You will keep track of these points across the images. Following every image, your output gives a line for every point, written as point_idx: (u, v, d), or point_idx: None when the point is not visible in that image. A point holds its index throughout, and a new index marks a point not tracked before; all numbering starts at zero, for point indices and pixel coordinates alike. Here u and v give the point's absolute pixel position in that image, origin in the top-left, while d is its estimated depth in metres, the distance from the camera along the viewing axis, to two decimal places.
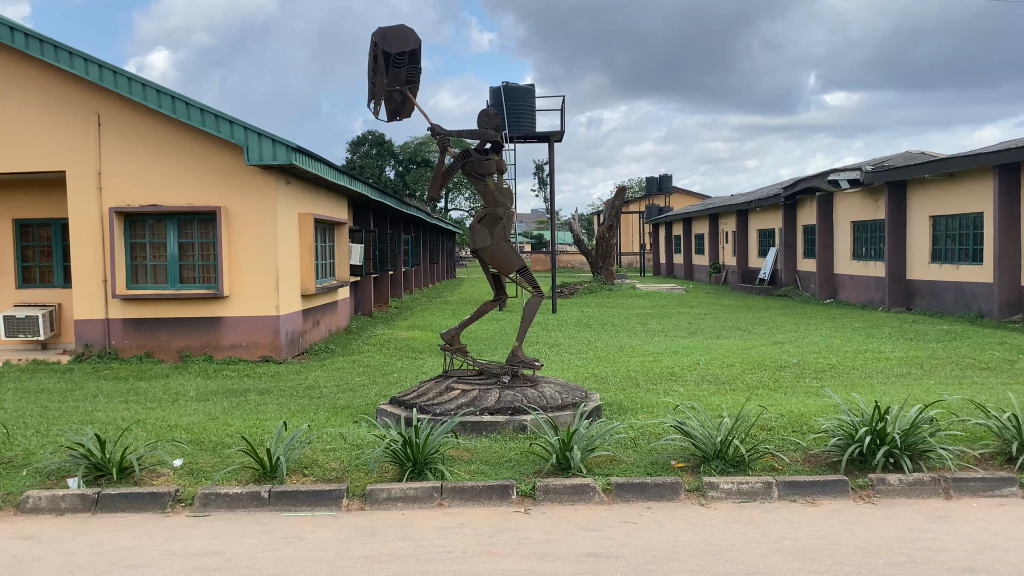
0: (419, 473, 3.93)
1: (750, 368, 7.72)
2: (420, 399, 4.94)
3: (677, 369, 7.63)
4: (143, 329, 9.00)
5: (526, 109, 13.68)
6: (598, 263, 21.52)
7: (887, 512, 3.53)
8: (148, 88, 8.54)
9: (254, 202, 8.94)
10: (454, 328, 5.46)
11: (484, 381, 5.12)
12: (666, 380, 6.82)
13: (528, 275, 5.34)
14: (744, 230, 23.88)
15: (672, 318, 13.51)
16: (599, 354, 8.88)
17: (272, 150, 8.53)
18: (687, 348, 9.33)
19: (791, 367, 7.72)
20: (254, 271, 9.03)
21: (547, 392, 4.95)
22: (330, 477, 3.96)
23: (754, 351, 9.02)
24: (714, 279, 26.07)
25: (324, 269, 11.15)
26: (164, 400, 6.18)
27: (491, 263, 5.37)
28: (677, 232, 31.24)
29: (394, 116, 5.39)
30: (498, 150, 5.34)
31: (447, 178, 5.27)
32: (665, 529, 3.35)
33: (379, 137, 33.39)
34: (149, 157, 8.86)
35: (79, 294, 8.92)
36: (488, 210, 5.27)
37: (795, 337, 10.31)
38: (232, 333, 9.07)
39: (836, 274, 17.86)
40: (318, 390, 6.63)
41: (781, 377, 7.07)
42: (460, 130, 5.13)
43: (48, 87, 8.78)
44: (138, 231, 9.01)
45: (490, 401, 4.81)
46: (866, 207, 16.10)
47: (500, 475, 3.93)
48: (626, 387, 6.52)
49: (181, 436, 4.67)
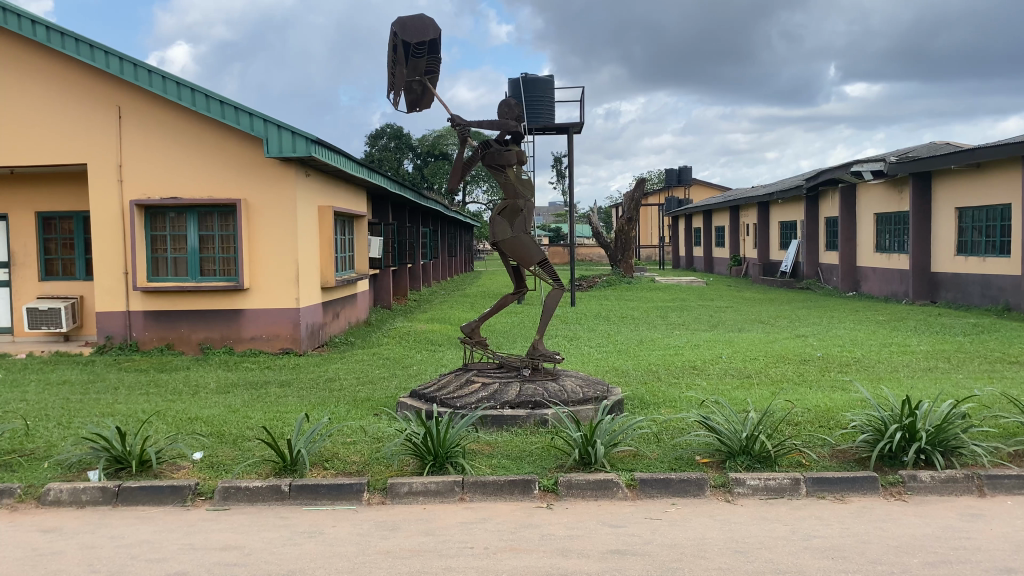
0: (440, 468, 3.90)
1: (773, 361, 7.63)
2: (440, 393, 4.90)
3: (699, 363, 7.54)
4: (164, 322, 9.03)
5: (545, 101, 13.62)
6: (617, 256, 21.41)
7: (919, 510, 3.45)
8: (168, 81, 8.55)
9: (273, 194, 8.94)
10: (474, 321, 5.41)
11: (505, 374, 5.07)
12: (688, 374, 6.74)
13: (549, 267, 5.26)
14: (765, 222, 23.68)
15: (693, 311, 13.40)
16: (620, 347, 8.81)
17: (291, 142, 8.52)
18: (709, 342, 9.24)
19: (815, 361, 7.62)
20: (275, 264, 9.03)
21: (569, 386, 4.89)
22: (351, 471, 3.93)
23: (777, 344, 8.92)
24: (734, 272, 25.88)
25: (344, 262, 11.14)
26: (184, 392, 6.18)
27: (511, 255, 5.30)
28: (697, 224, 31.03)
29: (413, 107, 5.37)
30: (518, 141, 5.27)
31: (467, 170, 5.23)
32: (691, 525, 3.29)
33: (397, 130, 33.48)
34: (169, 150, 8.88)
35: (100, 287, 8.97)
36: (508, 202, 5.21)
37: (819, 330, 10.18)
38: (252, 326, 9.08)
39: (859, 266, 17.65)
40: (338, 382, 6.61)
41: (805, 371, 6.98)
42: (481, 122, 5.06)
43: (70, 81, 8.81)
44: (159, 223, 9.04)
45: (510, 394, 4.75)
46: (890, 198, 15.89)
47: (522, 469, 3.88)
48: (648, 381, 6.45)
49: (201, 428, 4.66)
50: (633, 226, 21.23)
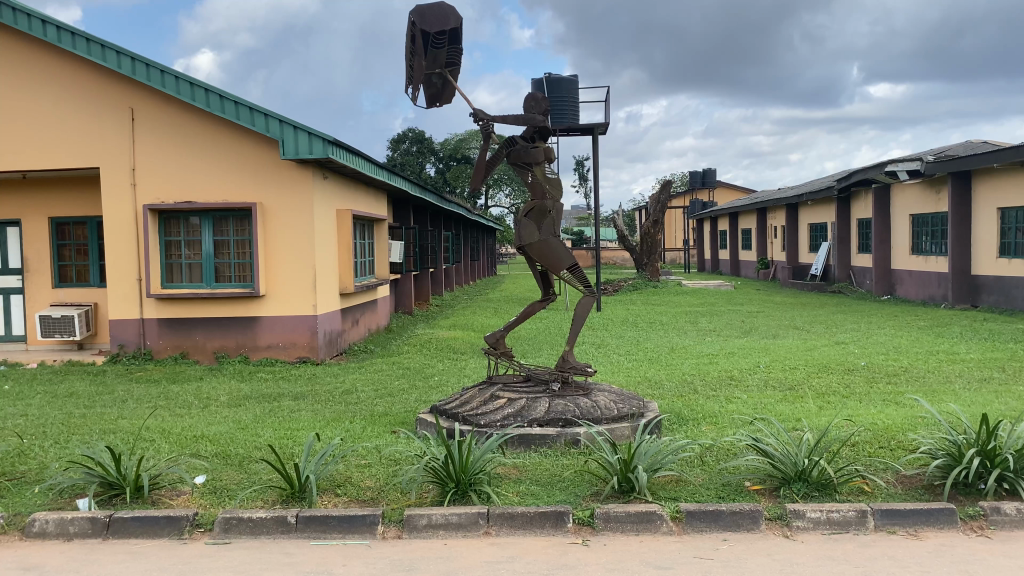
0: (462, 495, 3.54)
1: (815, 371, 7.19)
2: (462, 409, 4.54)
3: (736, 372, 7.12)
4: (178, 329, 8.76)
5: (569, 101, 13.26)
6: (642, 259, 20.94)
7: (1008, 549, 3.02)
8: (181, 81, 8.27)
9: (290, 196, 8.64)
10: (499, 330, 5.04)
11: (533, 389, 4.70)
12: (726, 386, 6.33)
13: (580, 273, 4.86)
14: (794, 224, 23.12)
15: (724, 316, 12.94)
16: (650, 355, 8.40)
17: (308, 144, 8.21)
18: (743, 349, 8.80)
19: (860, 371, 7.16)
20: (292, 270, 8.72)
21: (602, 401, 4.51)
22: (365, 498, 3.59)
23: (816, 352, 8.47)
24: (762, 276, 25.34)
25: (363, 267, 10.83)
26: (194, 406, 5.87)
27: (537, 260, 4.92)
28: (722, 227, 30.51)
29: (433, 102, 5.03)
30: (545, 137, 4.91)
31: (490, 171, 4.85)
32: (748, 567, 2.89)
33: (418, 133, 33.27)
34: (183, 153, 8.60)
35: (114, 294, 8.71)
36: (535, 203, 4.85)
37: (858, 337, 9.71)
38: (268, 334, 8.78)
39: (893, 269, 17.09)
40: (355, 394, 6.27)
41: (851, 382, 6.54)
42: (506, 117, 4.70)
43: (81, 82, 8.57)
44: (173, 228, 8.78)
45: (539, 411, 4.37)
46: (927, 199, 15.35)
47: (553, 498, 3.51)
48: (684, 393, 6.05)
49: (207, 448, 4.34)
50: (658, 228, 20.80)
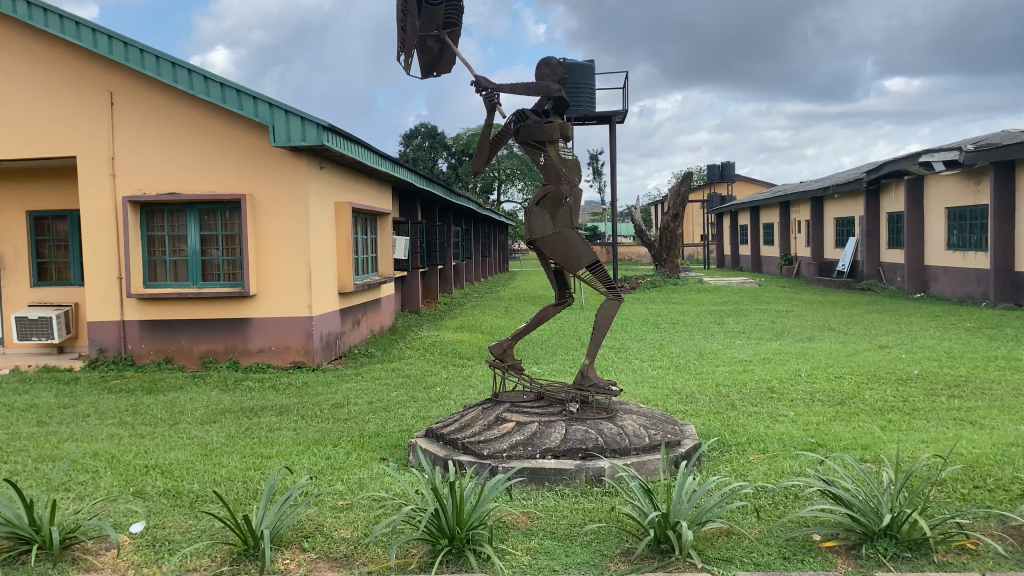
0: (458, 556, 2.81)
1: (865, 381, 6.37)
2: (462, 435, 3.81)
3: (775, 383, 6.34)
4: (162, 332, 8.07)
5: (585, 88, 12.49)
6: (662, 255, 20.09)
7: None
8: (162, 61, 7.57)
9: (282, 187, 7.92)
10: (506, 339, 4.30)
11: (547, 410, 3.96)
12: (768, 401, 5.57)
13: (603, 272, 4.07)
14: (819, 219, 22.23)
15: (751, 316, 12.12)
16: (677, 361, 7.61)
17: (300, 130, 7.45)
18: (780, 355, 8.00)
19: (916, 381, 6.35)
20: (286, 268, 8.01)
21: (630, 427, 3.77)
22: (337, 558, 2.87)
23: (860, 358, 7.67)
24: (785, 272, 24.45)
25: (365, 264, 10.12)
26: (163, 423, 5.18)
27: (552, 257, 4.14)
28: (743, 221, 29.59)
29: (428, 72, 4.30)
30: (562, 110, 4.18)
31: (497, 150, 4.16)
32: None
33: (431, 129, 32.57)
34: (167, 139, 7.90)
35: (93, 293, 8.03)
36: (550, 188, 4.10)
37: (903, 340, 8.89)
38: (260, 337, 8.08)
39: (927, 265, 16.20)
40: (347, 409, 5.55)
41: (909, 395, 5.75)
42: (514, 85, 3.95)
43: (57, 63, 7.88)
44: (157, 222, 8.08)
45: (554, 440, 3.63)
46: (965, 191, 14.45)
47: (572, 558, 2.78)
48: (719, 409, 5.29)
49: (156, 483, 3.63)
50: (678, 223, 19.80)
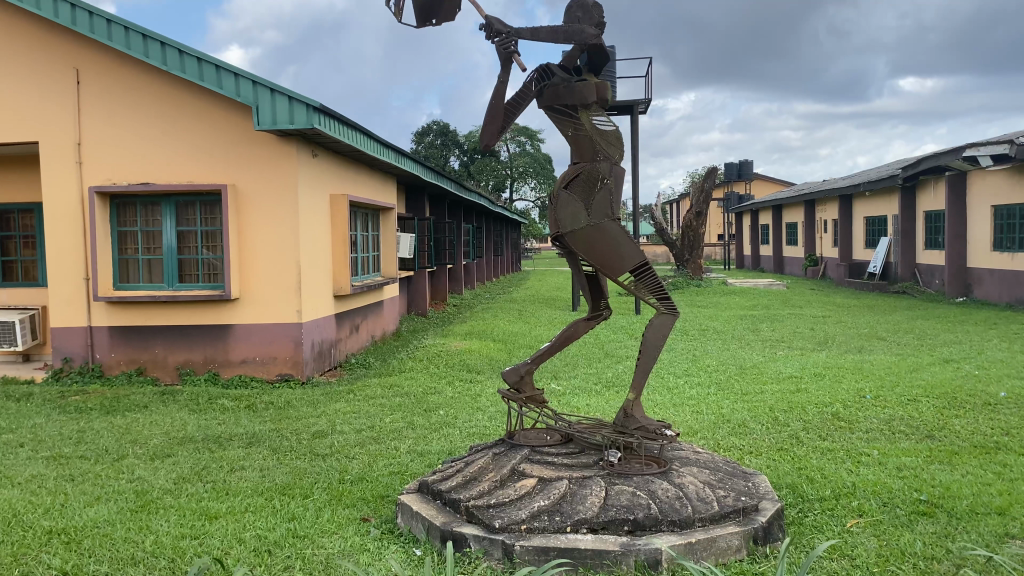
0: None
1: (946, 407, 5.34)
2: (468, 494, 2.84)
3: (839, 407, 5.34)
4: (134, 340, 7.15)
5: None
6: (684, 255, 19.06)
7: None
8: (131, 33, 6.62)
9: (269, 176, 6.98)
10: (523, 363, 3.34)
11: (578, 461, 3.00)
12: (837, 434, 4.57)
13: (653, 279, 3.11)
14: (848, 218, 21.13)
15: (787, 322, 11.09)
16: (716, 378, 6.61)
17: (288, 111, 6.49)
18: (832, 370, 6.98)
19: (1009, 407, 5.31)
20: (273, 268, 7.08)
21: (692, 488, 2.81)
22: None
23: (928, 374, 6.64)
24: (810, 273, 23.38)
25: (366, 264, 9.20)
26: (104, 458, 4.26)
27: (586, 259, 3.18)
28: (764, 220, 28.47)
29: (426, 20, 3.36)
30: (597, 67, 3.27)
31: (513, 118, 3.25)
32: None
33: (444, 126, 31.68)
34: (139, 122, 6.98)
35: (57, 296, 7.12)
36: (584, 166, 3.16)
37: (969, 352, 7.83)
38: (243, 347, 7.16)
39: (970, 267, 15.13)
40: (330, 440, 4.61)
41: (1008, 426, 4.72)
42: (537, 30, 3.00)
43: (16, 37, 6.97)
44: (129, 216, 7.17)
45: (589, 509, 2.66)
46: (1014, 188, 13.35)
47: None
48: (783, 445, 4.31)
49: (53, 559, 2.69)
50: (700, 222, 18.74)
